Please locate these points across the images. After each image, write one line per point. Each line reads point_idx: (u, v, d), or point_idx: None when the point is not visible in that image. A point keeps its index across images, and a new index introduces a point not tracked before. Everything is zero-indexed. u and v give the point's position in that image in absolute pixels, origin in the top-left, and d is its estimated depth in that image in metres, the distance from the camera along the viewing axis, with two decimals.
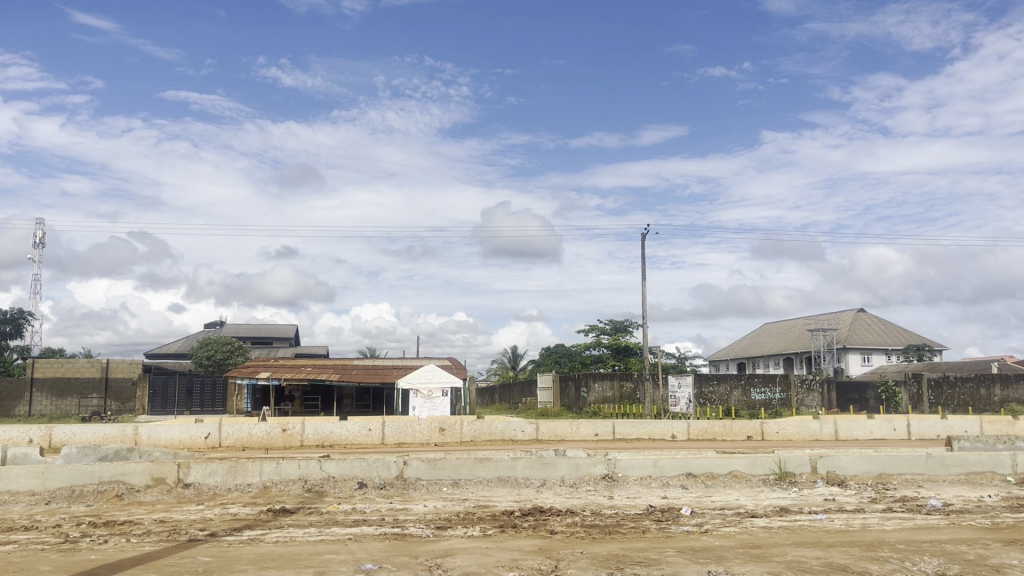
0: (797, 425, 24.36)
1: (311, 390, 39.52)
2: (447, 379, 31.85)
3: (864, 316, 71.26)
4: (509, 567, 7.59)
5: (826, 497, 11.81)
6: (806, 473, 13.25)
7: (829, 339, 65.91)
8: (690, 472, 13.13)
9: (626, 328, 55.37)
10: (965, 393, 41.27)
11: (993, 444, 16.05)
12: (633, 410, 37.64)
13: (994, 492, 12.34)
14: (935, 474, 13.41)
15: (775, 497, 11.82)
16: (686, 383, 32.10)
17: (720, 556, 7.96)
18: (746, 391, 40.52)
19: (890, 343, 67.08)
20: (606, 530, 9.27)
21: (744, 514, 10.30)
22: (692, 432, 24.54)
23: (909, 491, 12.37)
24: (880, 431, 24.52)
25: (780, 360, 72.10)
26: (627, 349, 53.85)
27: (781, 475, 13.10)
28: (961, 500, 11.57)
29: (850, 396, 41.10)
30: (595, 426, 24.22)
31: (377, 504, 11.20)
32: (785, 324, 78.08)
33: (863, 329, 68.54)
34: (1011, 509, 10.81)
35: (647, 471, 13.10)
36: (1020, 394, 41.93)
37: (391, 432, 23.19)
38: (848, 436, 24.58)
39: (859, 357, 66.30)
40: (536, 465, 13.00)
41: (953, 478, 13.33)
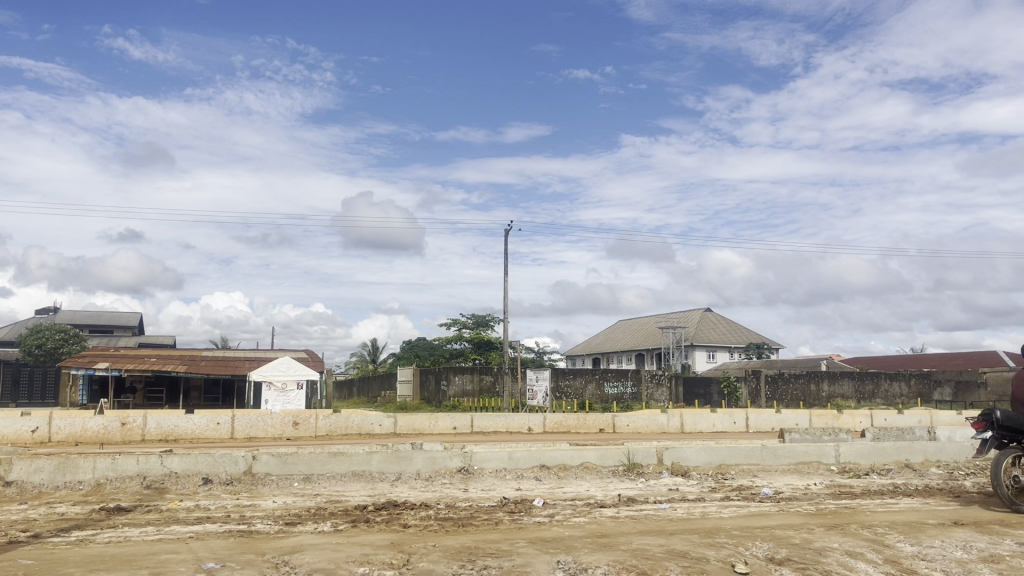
0: (646, 419, 25.24)
1: (154, 381, 37.45)
2: (303, 371, 31.07)
3: (710, 315, 75.18)
4: (359, 562, 7.46)
5: (671, 487, 12.37)
6: (653, 463, 13.84)
7: (678, 337, 68.97)
8: (545, 464, 13.35)
9: (488, 322, 55.97)
10: (798, 389, 44.26)
11: (819, 435, 17.32)
12: (492, 403, 38.01)
13: (819, 480, 13.35)
14: (768, 464, 14.31)
15: (624, 487, 12.26)
16: (543, 376, 32.68)
17: (570, 546, 8.16)
18: (600, 385, 41.87)
19: (732, 341, 71.11)
20: (459, 522, 9.30)
21: (594, 505, 10.60)
22: (548, 424, 25.08)
23: (744, 480, 13.14)
24: (721, 423, 25.93)
25: (632, 356, 74.77)
26: (488, 343, 54.39)
27: (629, 466, 13.62)
28: (791, 488, 12.43)
29: (696, 391, 43.40)
30: (454, 420, 24.27)
31: (222, 500, 10.75)
32: (638, 322, 81.05)
33: (708, 328, 72.23)
34: (834, 496, 11.71)
35: (502, 463, 13.24)
36: (844, 390, 45.49)
37: (241, 426, 22.34)
38: (693, 429, 25.71)
39: (704, 354, 69.96)
40: (392, 458, 12.83)
41: (784, 468, 14.26)
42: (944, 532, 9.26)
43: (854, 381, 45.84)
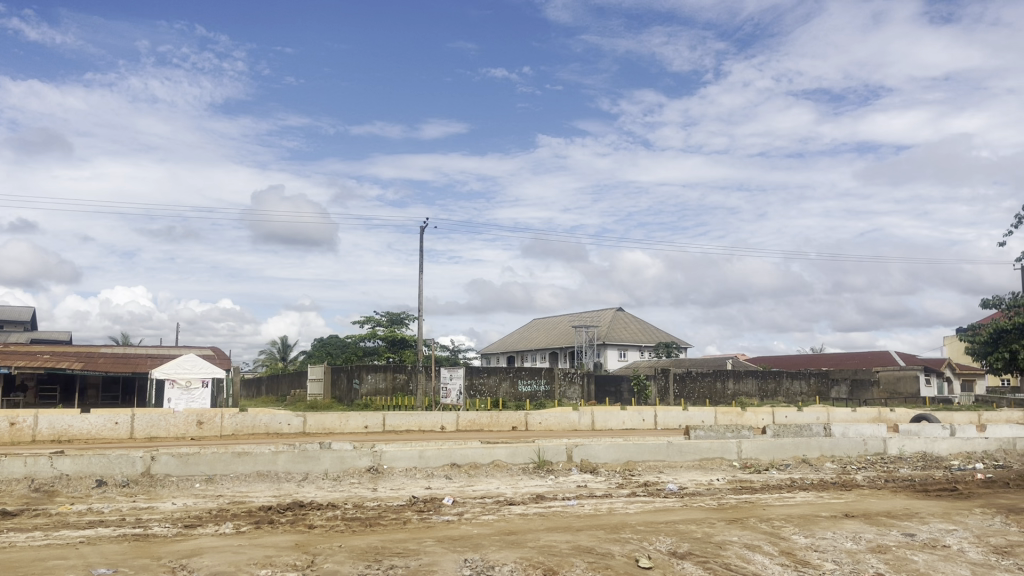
0: (559, 417, 25.45)
1: (48, 379, 35.66)
2: (208, 369, 30.15)
3: (622, 315, 76.57)
4: (261, 564, 7.28)
5: (579, 484, 12.55)
6: (562, 461, 14.00)
7: (591, 336, 69.96)
8: (455, 463, 13.32)
9: (402, 320, 55.52)
10: (704, 387, 45.55)
11: (723, 432, 17.86)
12: (405, 401, 37.71)
13: (722, 476, 13.77)
14: (674, 460, 14.65)
15: (533, 485, 12.36)
16: (457, 374, 32.60)
17: (477, 544, 8.16)
18: (514, 383, 42.07)
19: (643, 340, 72.65)
20: (367, 522, 9.19)
21: (503, 503, 10.65)
22: (461, 423, 25.03)
23: (651, 476, 13.43)
24: (631, 421, 26.46)
25: (546, 355, 75.41)
26: (403, 341, 53.96)
27: (539, 464, 13.74)
28: (695, 483, 12.76)
29: (607, 389, 44.14)
30: (365, 418, 23.97)
31: (117, 503, 10.32)
32: (552, 321, 81.80)
33: (621, 327, 73.53)
34: (735, 491, 12.11)
35: (412, 462, 13.14)
36: (748, 388, 47.06)
37: (141, 426, 21.51)
38: (603, 426, 26.12)
39: (616, 352, 71.22)
40: (299, 458, 12.57)
41: (689, 463, 14.64)
42: (836, 524, 9.67)
43: (757, 379, 47.48)
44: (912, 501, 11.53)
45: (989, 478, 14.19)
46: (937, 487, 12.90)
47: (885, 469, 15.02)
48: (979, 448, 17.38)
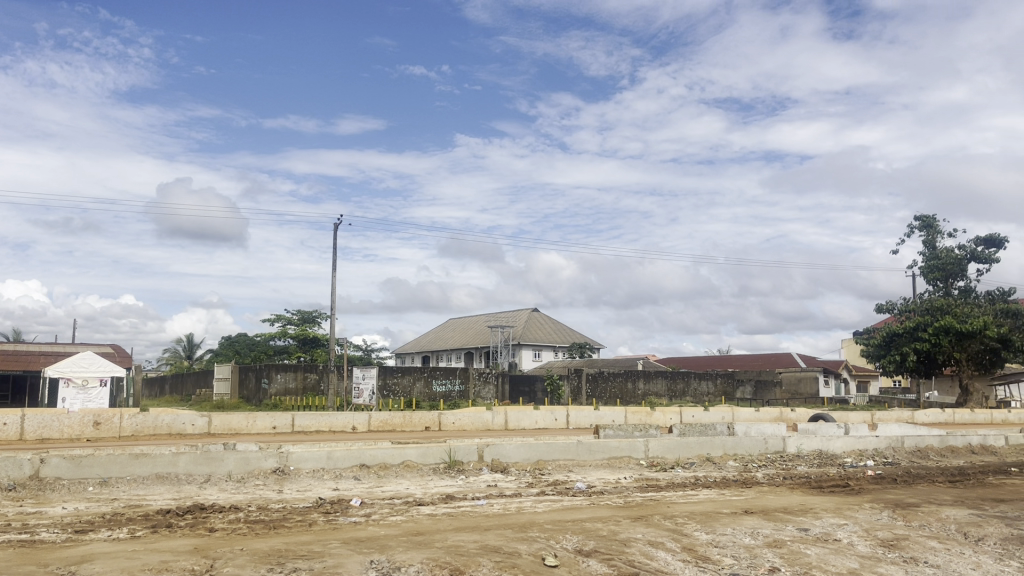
0: (471, 416, 25.47)
1: None
2: (107, 368, 28.94)
3: (537, 315, 77.20)
4: (157, 570, 7.03)
5: (489, 483, 12.58)
6: (473, 460, 14.01)
7: (506, 336, 70.29)
8: (364, 464, 13.14)
9: (314, 319, 54.56)
10: (616, 387, 46.35)
11: (632, 431, 18.22)
12: (316, 401, 37.05)
13: (629, 474, 14.03)
14: (583, 459, 14.84)
15: (442, 485, 12.32)
16: (370, 374, 32.20)
17: (384, 545, 8.07)
18: (428, 383, 41.90)
19: (557, 340, 73.46)
20: (271, 525, 8.97)
21: (412, 503, 10.57)
22: (372, 423, 24.75)
23: (560, 475, 13.58)
24: (544, 421, 26.65)
25: (461, 355, 75.35)
26: (314, 340, 53.01)
27: (450, 463, 13.70)
28: (603, 481, 12.97)
29: (522, 389, 44.39)
30: (274, 419, 23.44)
31: (1, 508, 9.77)
32: (468, 320, 81.83)
33: (535, 328, 74.14)
34: (641, 488, 12.36)
35: (319, 463, 12.90)
36: (657, 388, 48.10)
37: (33, 428, 20.46)
38: (516, 426, 26.24)
39: (531, 353, 71.77)
40: (200, 459, 12.20)
41: (598, 462, 14.86)
42: (735, 520, 9.97)
43: (666, 380, 48.61)
44: (808, 498, 12.01)
45: (879, 475, 14.90)
46: (831, 484, 13.47)
47: (784, 467, 15.59)
48: (871, 446, 18.21)
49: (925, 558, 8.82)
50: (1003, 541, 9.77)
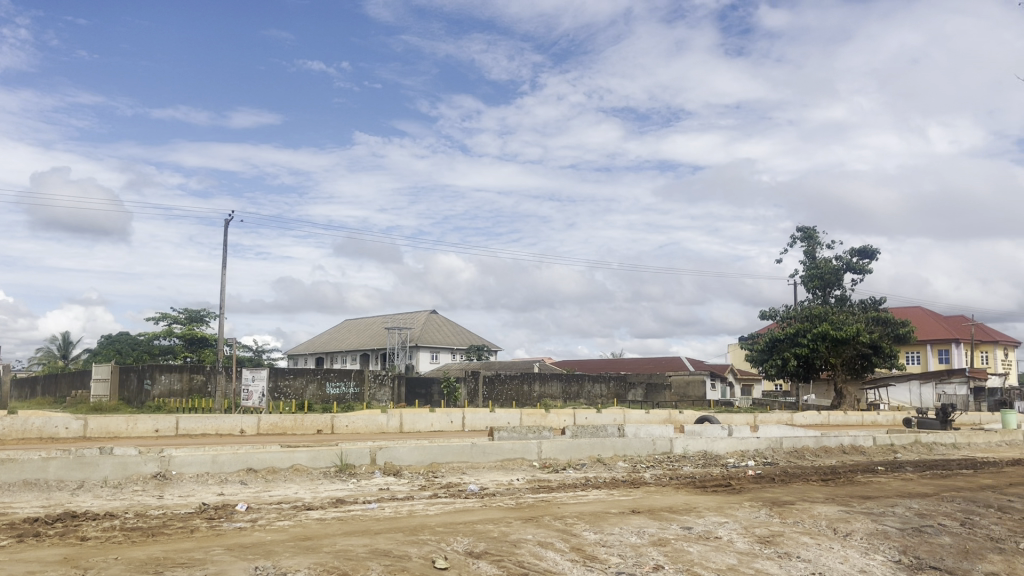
0: (365, 419, 25.11)
1: None
2: None
3: (435, 317, 76.89)
4: None
5: (381, 487, 12.45)
6: (365, 464, 13.82)
7: (402, 337, 69.71)
8: (251, 468, 12.78)
9: (202, 318, 52.68)
10: (512, 390, 46.68)
11: (525, 433, 18.39)
12: (202, 403, 35.73)
13: (521, 476, 14.15)
14: (476, 461, 14.88)
15: (333, 489, 12.12)
16: (260, 376, 31.26)
17: (270, 551, 7.87)
18: (321, 386, 41.12)
19: (455, 342, 73.39)
20: (149, 532, 8.60)
21: (300, 507, 10.35)
22: (262, 426, 24.09)
23: (454, 478, 13.57)
24: (439, 423, 26.51)
25: (357, 356, 74.25)
26: (202, 340, 51.17)
27: (341, 467, 13.48)
28: (496, 484, 13.05)
29: (418, 391, 44.10)
30: (156, 422, 22.52)
31: None
32: (364, 321, 80.73)
33: (433, 329, 73.83)
34: (533, 490, 12.50)
35: (204, 467, 12.47)
36: (553, 391, 48.71)
37: None
38: (411, 428, 26.06)
39: (428, 355, 71.40)
40: (74, 465, 11.58)
41: (491, 464, 14.93)
42: (622, 520, 10.21)
43: (561, 382, 49.28)
44: (692, 497, 12.41)
45: (759, 474, 15.57)
46: (714, 483, 13.98)
47: (670, 467, 16.08)
48: (752, 446, 19.00)
49: (798, 553, 9.26)
50: (869, 536, 10.38)
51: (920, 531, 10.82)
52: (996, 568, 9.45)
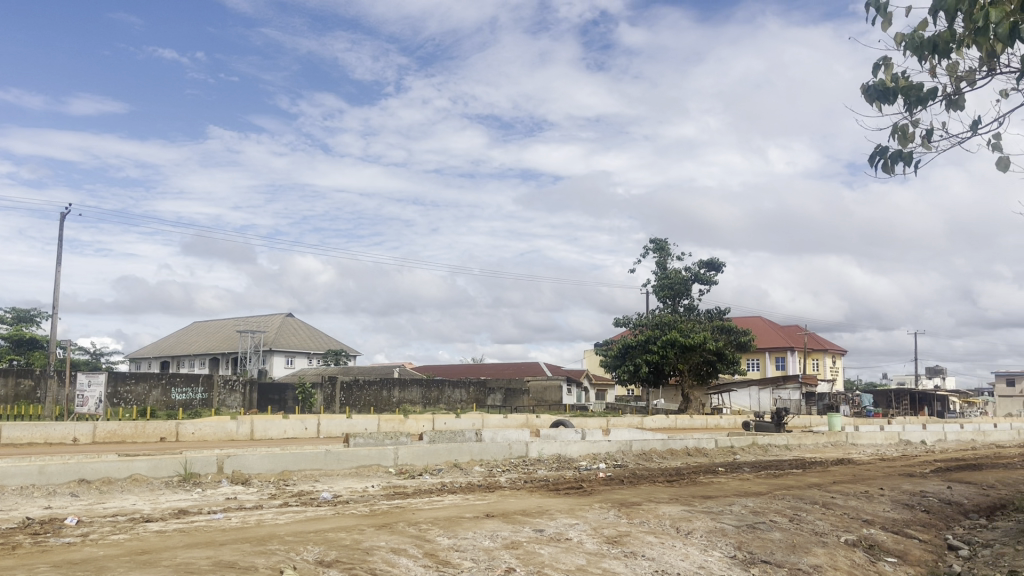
0: (213, 426, 24.07)
1: None
2: None
3: (291, 320, 74.84)
4: None
5: (228, 496, 11.95)
6: (211, 473, 13.26)
7: (255, 341, 67.37)
8: (84, 479, 11.96)
9: (33, 318, 48.98)
10: (369, 396, 46.15)
11: (382, 439, 18.17)
12: (29, 410, 33.17)
13: (376, 482, 13.97)
14: (331, 468, 14.58)
15: (176, 499, 11.52)
16: (97, 381, 29.29)
17: (102, 567, 7.39)
18: (166, 391, 39.20)
19: (311, 346, 71.68)
20: None
21: (138, 520, 9.78)
22: (98, 434, 22.64)
23: (306, 486, 13.23)
24: (292, 430, 25.74)
25: (206, 360, 71.14)
26: (31, 342, 47.56)
27: (185, 476, 12.87)
28: (349, 491, 12.81)
29: (270, 397, 42.61)
30: None
31: None
32: (214, 323, 77.35)
33: (289, 333, 71.78)
34: (388, 497, 12.35)
35: (30, 479, 11.58)
36: (412, 396, 48.45)
37: None
38: (262, 435, 25.23)
39: (283, 359, 69.45)
40: None
41: (345, 471, 14.64)
42: (477, 524, 10.27)
43: (421, 387, 49.04)
44: (545, 499, 12.68)
45: (609, 476, 16.11)
46: (566, 486, 14.33)
47: (525, 471, 16.35)
48: (603, 450, 19.64)
49: (643, 552, 9.64)
50: (709, 533, 10.94)
51: (754, 528, 11.50)
52: (820, 561, 10.19)
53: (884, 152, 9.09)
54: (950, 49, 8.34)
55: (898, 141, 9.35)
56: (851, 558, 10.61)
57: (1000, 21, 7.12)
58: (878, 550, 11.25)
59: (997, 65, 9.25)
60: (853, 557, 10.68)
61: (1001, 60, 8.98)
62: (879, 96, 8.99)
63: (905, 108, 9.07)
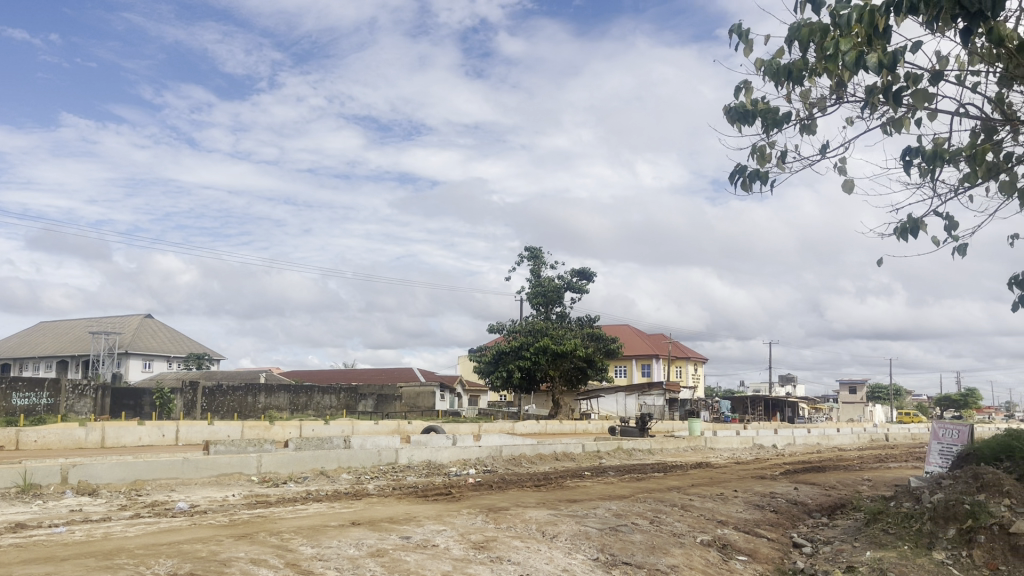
0: (60, 433, 22.52)
1: None
2: None
3: (150, 321, 71.15)
4: None
5: (73, 508, 11.22)
6: (54, 483, 12.43)
7: (109, 344, 63.62)
8: None
9: None
10: (233, 401, 44.51)
11: (244, 447, 17.56)
12: None
13: (237, 491, 13.46)
14: (188, 477, 13.95)
15: (13, 512, 10.72)
16: None
17: None
18: (6, 396, 36.44)
19: (171, 349, 68.43)
20: None
21: None
22: None
23: (160, 496, 12.57)
24: (148, 437, 24.43)
25: (53, 363, 66.58)
26: None
27: (24, 488, 12.00)
28: (208, 501, 12.27)
29: (124, 402, 40.37)
30: None
31: None
32: (63, 324, 72.43)
33: (147, 335, 68.26)
34: (249, 506, 11.93)
35: None
36: (279, 402, 46.99)
37: None
38: (115, 443, 23.83)
39: (139, 363, 65.92)
40: None
41: (203, 480, 14.03)
42: (342, 533, 10.07)
43: (288, 393, 47.63)
44: (412, 506, 12.58)
45: (478, 482, 16.13)
46: (435, 492, 14.29)
47: (394, 477, 16.19)
48: (473, 455, 19.70)
49: (508, 556, 9.73)
50: (573, 536, 11.16)
51: (616, 530, 11.83)
52: (677, 561, 10.60)
53: (743, 170, 9.59)
54: (803, 76, 8.90)
55: (757, 161, 9.90)
56: (705, 558, 11.08)
57: (849, 52, 7.66)
58: (731, 549, 11.84)
59: (844, 94, 9.96)
60: (707, 557, 11.16)
61: (848, 90, 9.65)
62: (739, 117, 9.48)
63: (762, 130, 9.62)
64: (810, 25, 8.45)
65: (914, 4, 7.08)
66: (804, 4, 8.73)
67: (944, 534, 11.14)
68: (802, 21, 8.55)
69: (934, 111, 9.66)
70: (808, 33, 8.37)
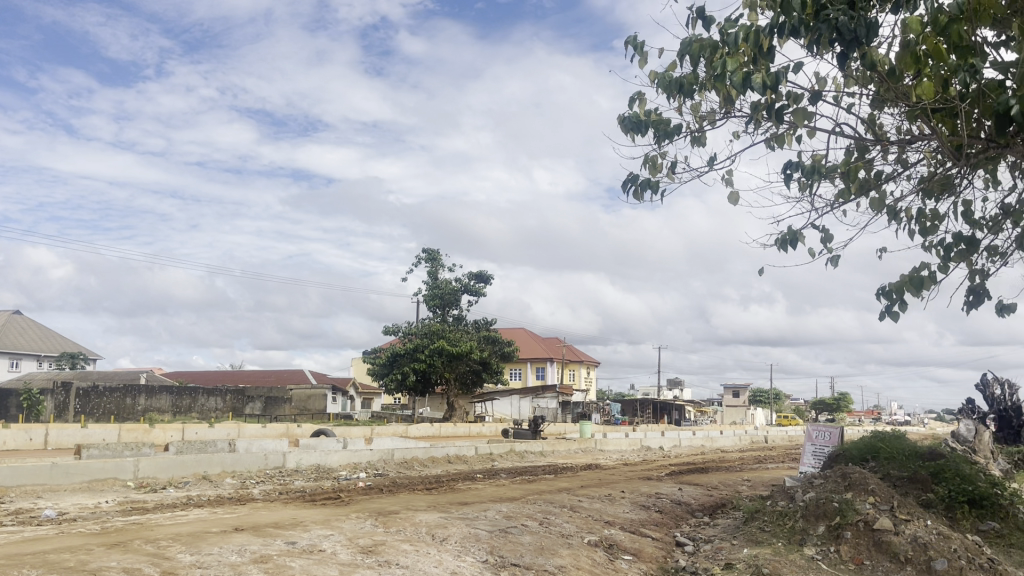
0: None
1: None
2: None
3: (18, 317, 66.92)
4: None
5: None
6: None
7: None
8: None
9: None
10: (109, 403, 42.64)
11: (120, 450, 16.73)
12: None
13: (111, 498, 12.79)
14: (57, 483, 13.19)
15: None
16: None
17: None
18: None
19: (42, 349, 64.62)
20: None
21: None
22: None
23: (25, 503, 11.82)
24: (14, 441, 23.00)
25: None
26: None
27: None
28: (78, 508, 11.63)
29: None
30: None
31: None
32: None
33: (15, 333, 64.20)
34: (123, 512, 11.36)
35: None
36: (161, 405, 44.98)
37: None
38: None
39: (6, 362, 61.92)
40: None
41: (73, 486, 13.27)
42: (224, 539, 9.73)
43: (171, 396, 45.64)
44: (298, 511, 12.28)
45: (368, 486, 15.88)
46: (323, 497, 13.97)
47: (280, 482, 15.75)
48: (364, 458, 19.44)
49: (396, 560, 9.62)
50: (463, 539, 11.16)
51: (505, 532, 11.90)
52: (565, 561, 10.74)
53: (635, 180, 9.82)
54: (693, 90, 9.19)
55: (649, 171, 10.15)
56: (591, 557, 11.29)
57: (736, 71, 7.95)
58: (617, 549, 12.10)
59: (732, 109, 10.32)
60: (594, 557, 11.36)
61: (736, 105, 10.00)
62: (633, 127, 9.70)
63: (654, 140, 9.86)
64: (700, 41, 8.73)
65: (796, 26, 7.41)
66: (695, 21, 9.03)
67: (814, 530, 11.73)
68: (693, 37, 8.84)
69: (814, 128, 10.11)
70: (699, 49, 8.67)
